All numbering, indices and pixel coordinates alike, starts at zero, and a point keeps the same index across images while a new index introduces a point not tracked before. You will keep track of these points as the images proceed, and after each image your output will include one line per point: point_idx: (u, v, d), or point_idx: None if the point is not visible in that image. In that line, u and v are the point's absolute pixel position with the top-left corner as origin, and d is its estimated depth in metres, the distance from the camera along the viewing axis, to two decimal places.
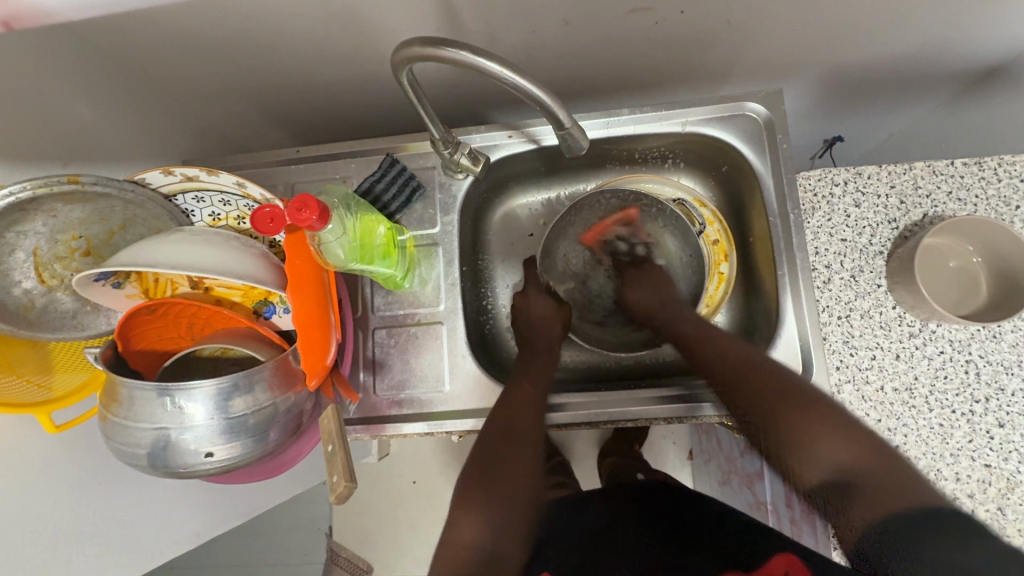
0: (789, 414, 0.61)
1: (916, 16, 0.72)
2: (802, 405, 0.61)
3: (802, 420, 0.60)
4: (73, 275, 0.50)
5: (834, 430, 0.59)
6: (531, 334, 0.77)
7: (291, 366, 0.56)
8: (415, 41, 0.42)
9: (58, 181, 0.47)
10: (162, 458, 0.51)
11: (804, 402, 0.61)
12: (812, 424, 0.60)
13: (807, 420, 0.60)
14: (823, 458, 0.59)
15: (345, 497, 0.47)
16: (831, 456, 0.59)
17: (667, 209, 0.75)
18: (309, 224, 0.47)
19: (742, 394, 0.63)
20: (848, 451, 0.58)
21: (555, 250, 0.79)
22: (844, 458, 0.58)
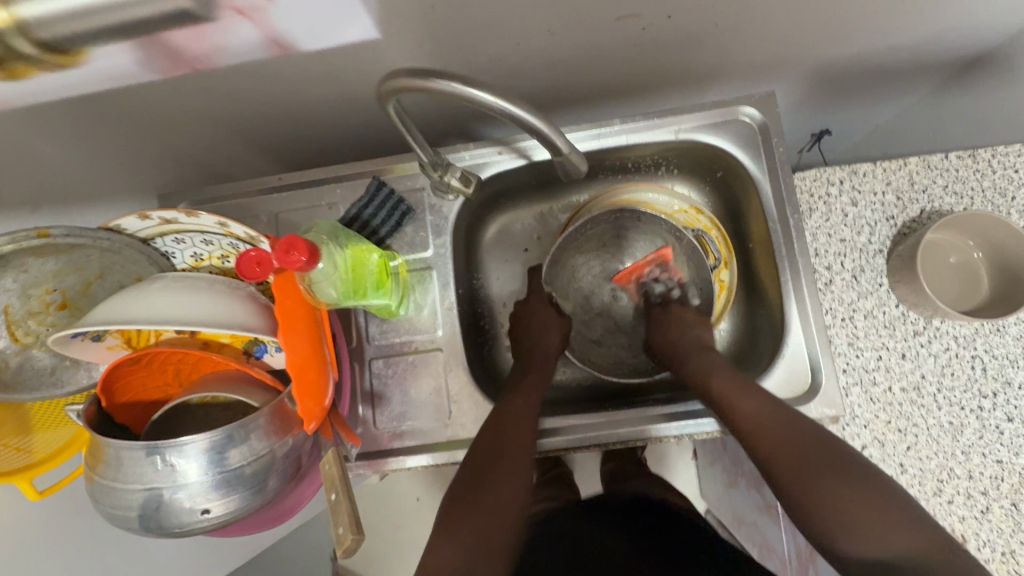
0: (828, 487, 0.51)
1: (902, 10, 0.71)
2: (841, 472, 0.52)
3: (845, 490, 0.51)
4: (47, 332, 0.47)
5: (883, 503, 0.49)
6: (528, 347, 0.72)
7: (288, 409, 0.54)
8: (402, 72, 0.39)
9: (26, 237, 0.45)
10: (155, 519, 0.48)
11: (839, 467, 0.52)
12: (860, 499, 0.50)
13: (848, 492, 0.50)
14: (863, 540, 0.48)
15: (352, 551, 0.45)
16: (882, 539, 0.48)
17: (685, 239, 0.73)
18: (298, 265, 0.44)
19: (773, 446, 0.55)
20: (906, 537, 0.47)
21: (562, 262, 0.79)
22: (901, 543, 0.47)
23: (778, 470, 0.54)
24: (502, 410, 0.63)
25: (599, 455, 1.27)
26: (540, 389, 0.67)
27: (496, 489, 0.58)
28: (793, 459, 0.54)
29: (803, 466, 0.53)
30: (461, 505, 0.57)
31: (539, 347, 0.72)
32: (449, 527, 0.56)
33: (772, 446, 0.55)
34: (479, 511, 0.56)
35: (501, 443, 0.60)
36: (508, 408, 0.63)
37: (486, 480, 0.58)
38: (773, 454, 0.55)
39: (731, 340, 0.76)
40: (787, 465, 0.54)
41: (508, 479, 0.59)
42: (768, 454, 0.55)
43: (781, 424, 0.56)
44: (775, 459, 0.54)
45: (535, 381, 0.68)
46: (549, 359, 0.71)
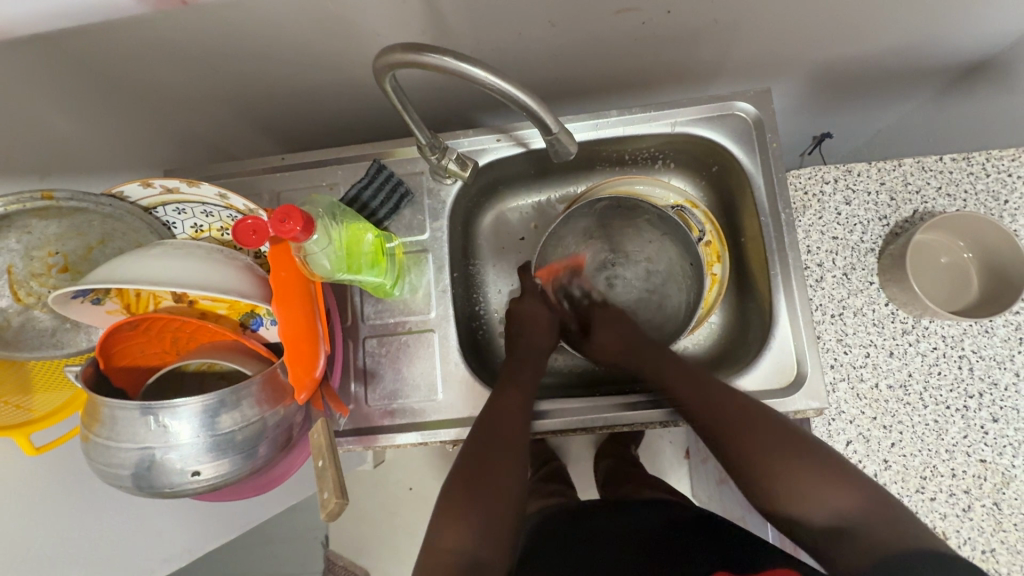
0: (769, 456, 0.55)
1: (901, 13, 0.72)
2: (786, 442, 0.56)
3: (777, 448, 0.56)
4: (49, 292, 0.48)
5: (826, 472, 0.54)
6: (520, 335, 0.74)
7: (280, 379, 0.55)
8: (397, 47, 0.41)
9: (31, 198, 0.46)
10: (146, 479, 0.49)
11: (788, 440, 0.56)
12: (792, 467, 0.54)
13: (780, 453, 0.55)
14: (811, 505, 0.53)
15: (336, 515, 0.46)
16: (820, 500, 0.53)
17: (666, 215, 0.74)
18: (293, 235, 0.45)
19: (725, 424, 0.59)
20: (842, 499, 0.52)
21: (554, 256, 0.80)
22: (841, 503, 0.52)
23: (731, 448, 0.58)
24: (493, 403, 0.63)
25: (592, 451, 1.28)
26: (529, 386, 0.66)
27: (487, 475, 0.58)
28: (753, 436, 0.57)
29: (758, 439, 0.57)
30: (461, 485, 0.58)
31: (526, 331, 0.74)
32: (451, 511, 0.57)
33: (726, 424, 0.59)
34: (483, 494, 0.57)
35: (491, 434, 0.60)
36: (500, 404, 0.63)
37: (483, 467, 0.59)
38: (727, 435, 0.58)
39: (722, 333, 0.77)
40: (741, 442, 0.57)
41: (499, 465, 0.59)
42: (717, 431, 0.59)
43: (727, 403, 0.60)
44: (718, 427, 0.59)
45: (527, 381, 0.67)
46: (539, 356, 0.72)
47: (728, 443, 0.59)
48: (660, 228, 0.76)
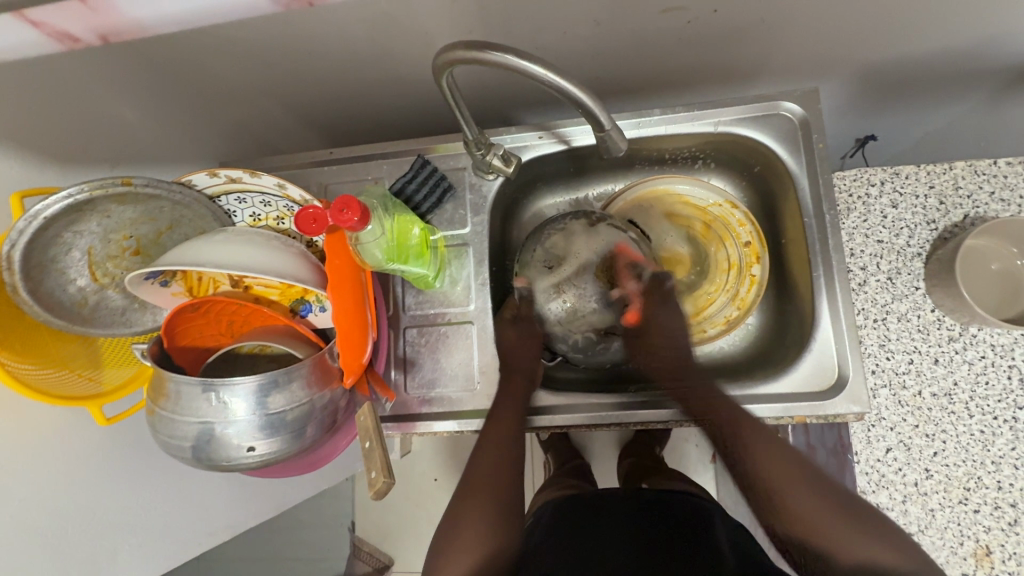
0: (827, 519, 0.59)
1: (956, 13, 0.70)
2: (843, 514, 0.60)
3: (819, 513, 0.60)
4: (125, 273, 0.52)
5: (865, 529, 0.59)
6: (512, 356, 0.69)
7: (328, 363, 0.57)
8: (459, 45, 0.42)
9: (112, 184, 0.49)
10: (206, 451, 0.52)
11: (834, 502, 0.61)
12: (842, 528, 0.59)
13: (826, 515, 0.60)
14: (841, 549, 0.57)
15: (383, 494, 0.48)
16: (864, 552, 0.57)
17: (579, 230, 0.71)
18: (350, 224, 0.47)
19: (780, 482, 0.62)
20: (885, 552, 0.57)
21: (543, 246, 0.72)
22: (885, 559, 0.57)
23: (778, 500, 0.62)
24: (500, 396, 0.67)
25: (617, 451, 1.28)
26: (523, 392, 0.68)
27: (474, 517, 0.64)
28: (801, 491, 0.61)
29: (804, 496, 0.61)
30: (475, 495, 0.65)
31: (512, 363, 0.69)
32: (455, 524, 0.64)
33: (769, 480, 0.63)
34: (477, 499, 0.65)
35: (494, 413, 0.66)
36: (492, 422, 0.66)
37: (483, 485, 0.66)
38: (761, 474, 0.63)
39: (759, 335, 0.76)
40: (794, 492, 0.62)
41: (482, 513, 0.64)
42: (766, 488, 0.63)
43: (784, 469, 0.63)
44: (776, 491, 0.62)
45: (515, 396, 0.67)
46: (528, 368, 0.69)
47: (784, 498, 0.62)
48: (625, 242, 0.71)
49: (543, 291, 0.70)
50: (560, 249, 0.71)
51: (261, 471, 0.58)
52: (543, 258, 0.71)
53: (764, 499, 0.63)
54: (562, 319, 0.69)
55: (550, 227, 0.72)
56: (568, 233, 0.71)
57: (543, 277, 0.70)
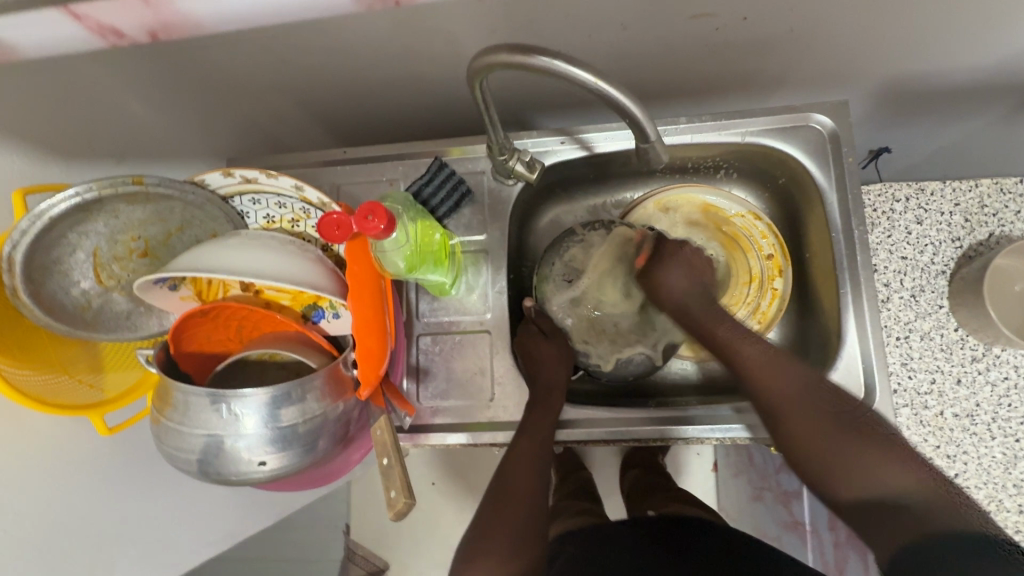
0: (831, 438, 0.52)
1: (988, 29, 0.70)
2: (845, 426, 0.52)
3: (822, 425, 0.53)
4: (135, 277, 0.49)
5: (880, 451, 0.50)
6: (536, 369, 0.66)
7: (342, 373, 0.55)
8: (502, 47, 0.40)
9: (122, 183, 0.47)
10: (214, 465, 0.50)
11: (838, 419, 0.53)
12: (853, 444, 0.51)
13: (829, 427, 0.52)
14: (827, 453, 0.51)
15: (403, 515, 0.46)
16: (882, 474, 0.48)
17: (596, 242, 0.73)
18: (375, 231, 0.45)
19: (777, 397, 0.56)
20: (898, 470, 0.48)
21: (560, 258, 0.73)
22: (898, 478, 0.48)
23: (781, 420, 0.55)
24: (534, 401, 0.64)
25: (620, 460, 1.26)
26: (555, 411, 0.64)
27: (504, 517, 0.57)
28: (803, 409, 0.54)
29: (807, 419, 0.54)
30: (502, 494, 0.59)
31: (542, 377, 0.65)
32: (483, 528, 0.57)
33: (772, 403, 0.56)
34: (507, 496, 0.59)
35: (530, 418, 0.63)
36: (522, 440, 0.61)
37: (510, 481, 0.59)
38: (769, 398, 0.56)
39: None
40: (795, 417, 0.54)
41: (504, 529, 0.56)
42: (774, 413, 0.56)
43: (788, 383, 0.56)
44: (778, 407, 0.55)
45: (552, 404, 0.64)
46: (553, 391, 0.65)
47: (783, 423, 0.55)
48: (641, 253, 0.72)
49: (561, 304, 0.73)
50: (578, 262, 0.73)
51: (272, 485, 0.56)
52: (562, 272, 0.73)
53: (769, 424, 0.56)
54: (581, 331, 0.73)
55: (567, 240, 0.73)
56: (585, 246, 0.73)
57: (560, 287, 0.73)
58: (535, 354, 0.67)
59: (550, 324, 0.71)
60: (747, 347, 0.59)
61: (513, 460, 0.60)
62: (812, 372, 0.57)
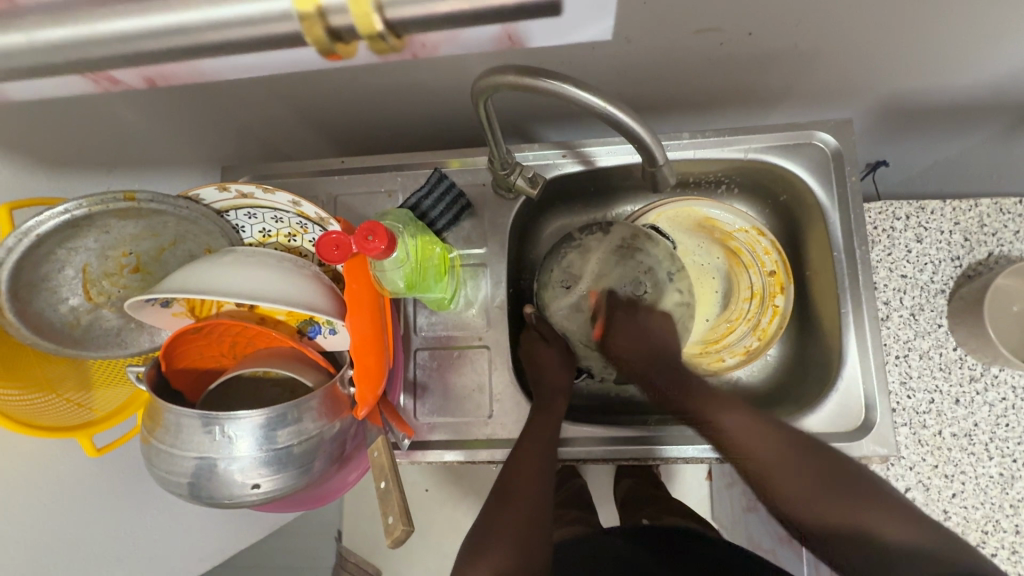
0: (821, 496, 0.57)
1: (989, 50, 0.70)
2: (835, 483, 0.57)
3: (812, 481, 0.58)
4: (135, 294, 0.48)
5: (881, 504, 0.55)
6: (536, 377, 0.69)
7: (339, 392, 0.54)
8: (509, 69, 0.40)
9: (114, 199, 0.46)
10: (206, 489, 0.48)
11: (827, 472, 0.57)
12: (845, 499, 0.56)
13: (817, 487, 0.57)
14: (818, 514, 0.57)
15: (400, 543, 0.45)
16: (876, 525, 0.54)
17: (593, 245, 0.73)
18: (375, 252, 0.44)
19: (763, 458, 0.60)
20: (906, 526, 0.54)
21: (557, 263, 0.74)
22: (903, 534, 0.53)
23: (769, 483, 0.60)
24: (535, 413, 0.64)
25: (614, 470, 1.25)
26: (557, 419, 0.64)
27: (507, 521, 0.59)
28: (788, 465, 0.59)
29: (792, 478, 0.59)
30: (502, 495, 0.61)
31: (547, 380, 0.68)
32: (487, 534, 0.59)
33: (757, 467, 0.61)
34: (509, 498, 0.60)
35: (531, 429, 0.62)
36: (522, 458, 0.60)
37: (511, 487, 0.61)
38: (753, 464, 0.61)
39: (778, 367, 0.74)
40: (778, 481, 0.59)
41: (504, 540, 0.58)
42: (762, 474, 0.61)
43: (769, 447, 0.60)
44: (763, 466, 0.60)
45: (552, 415, 0.64)
46: (556, 396, 0.67)
47: (771, 478, 0.60)
48: (640, 257, 0.73)
49: (561, 309, 0.73)
50: (576, 267, 0.73)
51: (264, 509, 0.55)
52: (560, 279, 0.73)
53: (761, 486, 0.62)
54: (581, 338, 0.73)
55: (565, 245, 0.74)
56: (582, 250, 0.74)
57: (559, 292, 0.73)
58: (538, 358, 0.70)
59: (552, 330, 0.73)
60: (726, 419, 0.64)
61: (515, 469, 0.60)
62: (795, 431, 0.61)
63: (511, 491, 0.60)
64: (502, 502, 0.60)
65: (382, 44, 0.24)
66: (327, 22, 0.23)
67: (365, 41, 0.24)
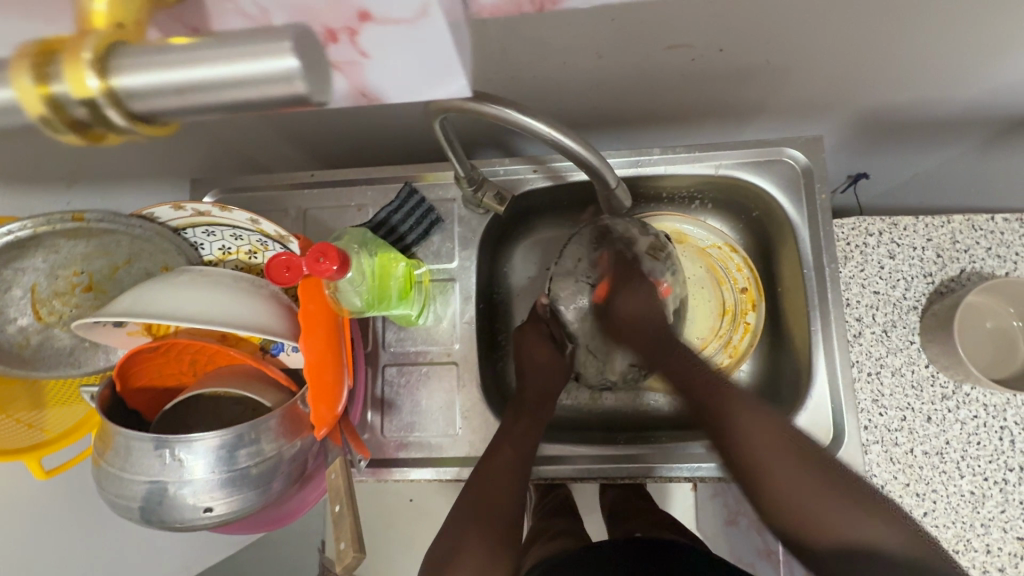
0: (825, 499, 0.53)
1: (957, 67, 0.70)
2: (838, 489, 0.53)
3: (817, 490, 0.53)
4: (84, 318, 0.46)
5: (874, 511, 0.52)
6: (525, 380, 0.69)
7: (299, 412, 0.53)
8: (455, 93, 0.40)
9: (61, 219, 0.45)
10: (157, 513, 0.48)
11: (826, 474, 0.54)
12: (843, 506, 0.52)
13: (830, 493, 0.53)
14: (821, 528, 0.52)
15: (351, 569, 0.45)
16: (861, 533, 0.51)
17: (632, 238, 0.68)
18: (328, 274, 0.44)
19: (764, 447, 0.56)
20: (889, 531, 0.51)
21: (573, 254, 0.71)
22: (882, 536, 0.51)
23: (763, 485, 0.55)
24: (507, 428, 0.62)
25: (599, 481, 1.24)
26: (529, 437, 0.63)
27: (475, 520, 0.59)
28: (782, 463, 0.55)
29: (795, 475, 0.54)
30: (468, 499, 0.59)
31: (531, 390, 0.69)
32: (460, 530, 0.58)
33: (753, 459, 0.56)
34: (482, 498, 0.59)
35: (497, 443, 0.61)
36: (484, 476, 0.59)
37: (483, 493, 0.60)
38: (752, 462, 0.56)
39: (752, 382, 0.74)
40: (774, 472, 0.55)
41: (474, 548, 0.58)
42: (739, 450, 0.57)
43: (763, 434, 0.57)
44: (766, 471, 0.55)
45: (521, 433, 0.63)
46: (543, 405, 0.68)
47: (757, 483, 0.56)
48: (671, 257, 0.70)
49: (577, 297, 0.70)
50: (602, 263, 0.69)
51: (222, 532, 0.54)
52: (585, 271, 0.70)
53: (752, 483, 0.56)
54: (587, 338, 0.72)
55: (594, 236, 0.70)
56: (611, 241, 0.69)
57: (574, 288, 0.70)
58: (535, 356, 0.70)
59: (561, 330, 0.73)
60: (740, 418, 0.58)
61: (482, 474, 0.60)
62: (778, 423, 0.58)
63: (479, 493, 0.59)
64: (471, 502, 0.59)
65: (149, 125, 0.25)
66: (68, 113, 0.23)
67: (129, 128, 0.25)
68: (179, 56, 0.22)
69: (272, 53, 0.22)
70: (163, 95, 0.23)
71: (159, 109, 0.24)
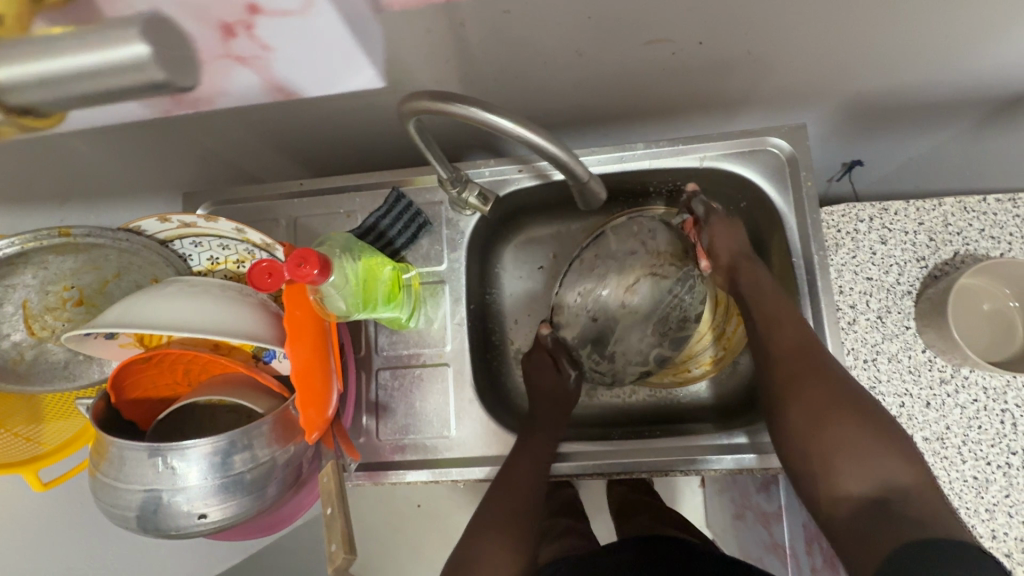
0: (842, 422, 0.54)
1: (940, 50, 0.70)
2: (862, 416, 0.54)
3: (843, 411, 0.55)
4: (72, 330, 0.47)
5: (889, 445, 0.52)
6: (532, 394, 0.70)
7: (292, 416, 0.54)
8: (424, 95, 0.41)
9: (48, 235, 0.47)
10: (152, 520, 0.48)
11: (863, 409, 0.55)
12: (863, 433, 0.53)
13: (859, 422, 0.54)
14: (832, 445, 0.54)
15: (342, 570, 0.46)
16: (879, 469, 0.51)
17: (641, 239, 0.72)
18: (309, 278, 0.44)
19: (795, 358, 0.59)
20: (899, 468, 0.51)
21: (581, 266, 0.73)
22: (895, 475, 0.51)
23: (791, 393, 0.57)
24: None
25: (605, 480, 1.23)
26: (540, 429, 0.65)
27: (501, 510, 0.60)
28: (814, 382, 0.57)
29: (826, 397, 0.56)
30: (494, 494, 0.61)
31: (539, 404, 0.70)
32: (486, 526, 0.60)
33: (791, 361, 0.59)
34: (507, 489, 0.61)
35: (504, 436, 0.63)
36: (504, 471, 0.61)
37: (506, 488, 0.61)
38: (784, 364, 0.59)
39: (748, 374, 0.73)
40: (805, 389, 0.57)
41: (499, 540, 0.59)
42: (788, 370, 0.58)
43: (801, 347, 0.59)
44: (798, 390, 0.57)
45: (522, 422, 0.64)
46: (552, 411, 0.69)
47: (786, 402, 0.58)
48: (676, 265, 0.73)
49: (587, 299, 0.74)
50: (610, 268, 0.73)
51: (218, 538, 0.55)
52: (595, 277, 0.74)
53: (780, 392, 0.58)
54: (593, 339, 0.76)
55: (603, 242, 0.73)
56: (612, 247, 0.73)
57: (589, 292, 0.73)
58: (539, 383, 0.72)
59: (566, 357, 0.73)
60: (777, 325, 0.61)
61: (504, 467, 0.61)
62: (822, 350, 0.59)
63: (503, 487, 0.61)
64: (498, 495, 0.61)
65: (34, 118, 0.28)
66: None
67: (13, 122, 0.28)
68: (39, 46, 0.25)
69: (124, 41, 0.25)
70: (33, 86, 0.26)
71: (32, 100, 0.27)
